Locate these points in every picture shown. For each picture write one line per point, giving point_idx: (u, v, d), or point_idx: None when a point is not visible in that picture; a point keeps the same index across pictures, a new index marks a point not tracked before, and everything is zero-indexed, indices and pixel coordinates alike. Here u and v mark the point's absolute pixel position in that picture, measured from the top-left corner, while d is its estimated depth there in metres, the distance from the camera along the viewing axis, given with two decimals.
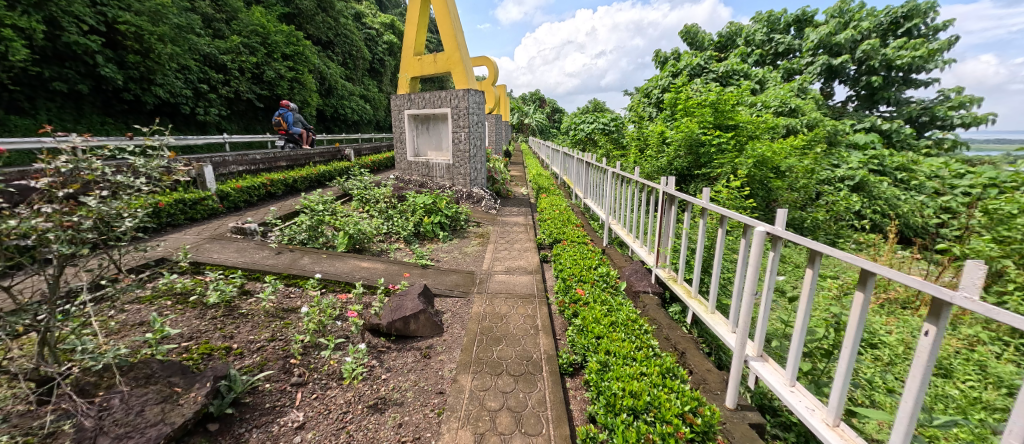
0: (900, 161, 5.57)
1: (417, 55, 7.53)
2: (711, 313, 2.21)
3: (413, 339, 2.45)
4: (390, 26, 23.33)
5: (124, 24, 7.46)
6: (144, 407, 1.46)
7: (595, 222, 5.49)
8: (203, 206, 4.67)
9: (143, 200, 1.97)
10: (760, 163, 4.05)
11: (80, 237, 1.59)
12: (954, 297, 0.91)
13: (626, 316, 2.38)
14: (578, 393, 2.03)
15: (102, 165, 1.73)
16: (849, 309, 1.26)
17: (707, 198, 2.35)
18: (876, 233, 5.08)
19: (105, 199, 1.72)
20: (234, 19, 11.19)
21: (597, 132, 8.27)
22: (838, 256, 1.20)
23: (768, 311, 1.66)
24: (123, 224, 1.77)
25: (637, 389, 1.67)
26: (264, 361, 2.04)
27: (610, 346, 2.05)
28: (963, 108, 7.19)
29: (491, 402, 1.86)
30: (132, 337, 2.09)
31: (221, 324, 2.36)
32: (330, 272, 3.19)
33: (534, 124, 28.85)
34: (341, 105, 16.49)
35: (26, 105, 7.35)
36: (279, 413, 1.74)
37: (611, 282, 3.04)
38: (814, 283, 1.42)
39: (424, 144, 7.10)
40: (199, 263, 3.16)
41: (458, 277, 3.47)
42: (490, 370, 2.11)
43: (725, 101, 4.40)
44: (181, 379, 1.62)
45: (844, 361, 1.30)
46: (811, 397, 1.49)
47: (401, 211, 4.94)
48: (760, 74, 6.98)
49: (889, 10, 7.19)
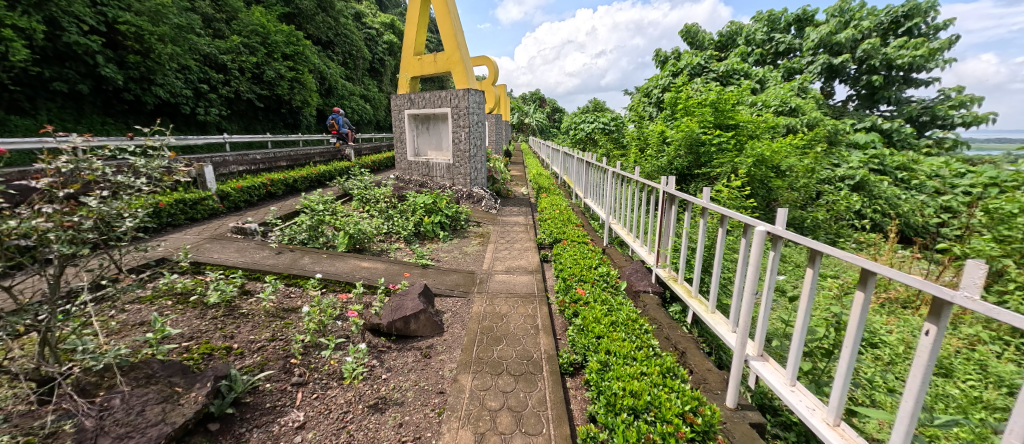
0: (901, 160, 5.56)
1: (417, 55, 7.53)
2: (711, 312, 2.21)
3: (413, 339, 2.45)
4: (390, 26, 23.32)
5: (124, 25, 7.46)
6: (145, 406, 1.46)
7: (595, 222, 5.49)
8: (203, 206, 4.67)
9: (143, 200, 1.97)
10: (760, 162, 4.05)
11: (81, 237, 1.60)
12: (954, 296, 0.91)
13: (626, 316, 2.38)
14: (579, 393, 2.03)
15: (103, 165, 1.73)
16: (849, 309, 1.26)
17: (707, 198, 2.35)
18: (876, 233, 5.08)
19: (106, 199, 1.73)
20: (234, 19, 11.20)
21: (597, 131, 8.28)
22: (838, 256, 1.20)
23: (768, 311, 1.66)
24: (123, 224, 1.77)
25: (637, 388, 1.67)
26: (264, 361, 2.04)
27: (610, 346, 2.05)
28: (963, 107, 7.18)
29: (491, 402, 1.86)
30: (132, 337, 2.09)
31: (221, 324, 2.36)
32: (330, 272, 3.19)
33: (534, 124, 28.83)
34: (341, 105, 16.50)
35: (26, 105, 7.36)
36: (279, 413, 1.74)
37: (612, 282, 3.04)
38: (814, 282, 1.42)
39: (424, 144, 7.10)
40: (199, 263, 3.16)
41: (458, 277, 3.47)
42: (490, 370, 2.11)
43: (725, 101, 4.41)
44: (182, 379, 1.62)
45: (844, 361, 1.30)
46: (811, 397, 1.49)
47: (401, 211, 4.93)
48: (761, 73, 6.98)
49: (889, 10, 7.19)
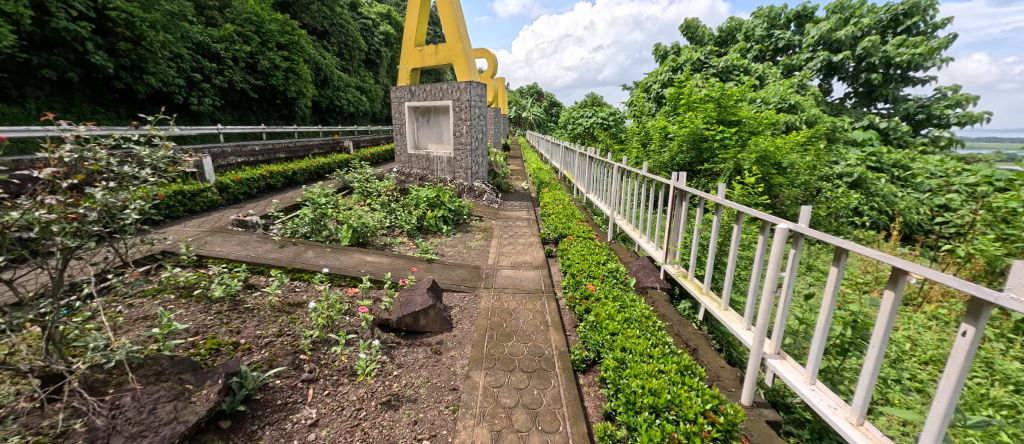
0: (897, 158, 5.59)
1: (417, 46, 7.41)
2: (724, 309, 2.20)
3: (423, 335, 2.43)
4: (387, 17, 22.97)
5: (115, 11, 7.23)
6: (156, 404, 1.42)
7: (598, 217, 5.47)
8: (202, 199, 4.57)
9: (148, 192, 1.89)
10: (764, 158, 4.06)
11: (84, 229, 1.54)
12: (1000, 297, 0.90)
13: (639, 312, 2.34)
14: (593, 390, 2.01)
15: (108, 155, 1.64)
16: (877, 308, 1.25)
17: (721, 194, 2.30)
18: (876, 230, 5.11)
19: (111, 190, 1.67)
20: (227, 6, 10.87)
21: (596, 126, 8.45)
22: (868, 255, 1.19)
23: (788, 308, 1.65)
24: (129, 216, 1.69)
25: (656, 386, 1.63)
26: (273, 357, 2.00)
27: (625, 343, 2.01)
28: (960, 106, 7.22)
29: (506, 399, 1.84)
30: (137, 332, 2.05)
31: (227, 319, 2.31)
32: (336, 266, 3.15)
33: (532, 118, 28.59)
34: (337, 96, 16.29)
35: (13, 93, 7.12)
36: (291, 410, 1.70)
37: (621, 278, 2.99)
38: (839, 280, 1.41)
39: (424, 136, 7.00)
40: (202, 257, 3.08)
41: (464, 272, 3.43)
42: (502, 367, 2.08)
43: (728, 96, 4.39)
44: (191, 376, 1.57)
45: (872, 359, 1.29)
46: (833, 396, 1.49)
47: (404, 205, 4.90)
48: (761, 70, 6.89)
49: (889, 7, 7.12)
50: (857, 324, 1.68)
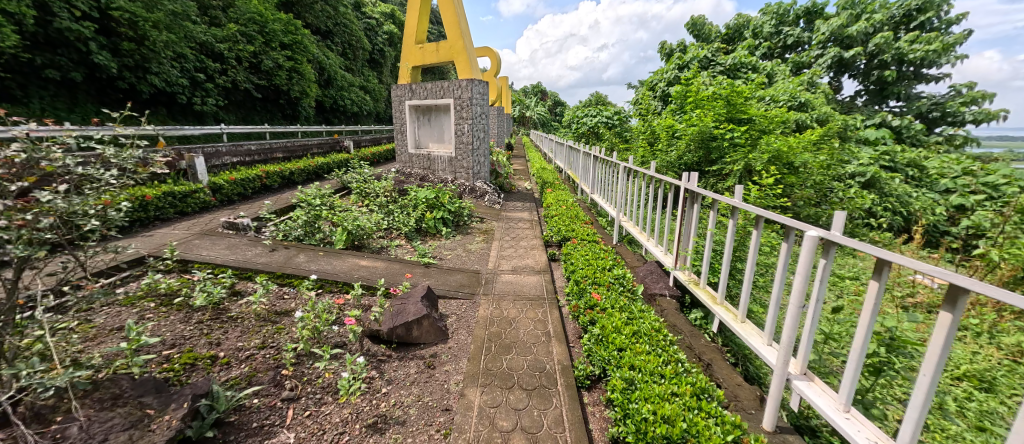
0: (912, 157, 5.26)
1: (418, 43, 7.25)
2: (742, 321, 2.01)
3: (416, 347, 2.27)
4: (389, 17, 22.86)
5: (117, 11, 7.15)
6: (108, 434, 1.27)
7: (603, 219, 5.30)
8: (193, 200, 4.45)
9: (113, 197, 1.75)
10: (776, 158, 3.85)
11: (38, 237, 1.39)
12: None
13: (649, 325, 2.16)
14: (598, 410, 1.85)
15: (65, 156, 1.50)
16: (930, 331, 1.06)
17: (737, 197, 2.11)
18: (892, 233, 4.89)
19: (68, 194, 1.52)
20: (231, 6, 10.70)
21: (600, 125, 8.28)
22: (919, 270, 0.98)
23: (817, 324, 1.47)
24: (90, 222, 1.55)
25: (670, 413, 1.46)
26: (253, 373, 1.86)
27: (634, 360, 1.84)
28: (976, 103, 6.97)
29: (503, 421, 1.68)
30: (107, 345, 1.92)
31: (208, 329, 2.17)
32: (328, 271, 3.00)
33: (534, 117, 28.38)
34: (340, 96, 16.23)
35: (18, 93, 7.01)
36: (267, 433, 1.55)
37: (627, 285, 2.81)
38: (880, 296, 1.21)
39: (425, 136, 6.86)
40: (187, 261, 2.96)
41: (462, 277, 3.27)
42: (500, 384, 1.92)
43: (738, 94, 4.18)
44: (154, 400, 1.43)
45: (922, 388, 1.10)
46: (871, 426, 1.31)
47: (402, 206, 4.76)
48: (770, 67, 6.69)
49: (902, 2, 6.85)
50: (894, 342, 1.50)
